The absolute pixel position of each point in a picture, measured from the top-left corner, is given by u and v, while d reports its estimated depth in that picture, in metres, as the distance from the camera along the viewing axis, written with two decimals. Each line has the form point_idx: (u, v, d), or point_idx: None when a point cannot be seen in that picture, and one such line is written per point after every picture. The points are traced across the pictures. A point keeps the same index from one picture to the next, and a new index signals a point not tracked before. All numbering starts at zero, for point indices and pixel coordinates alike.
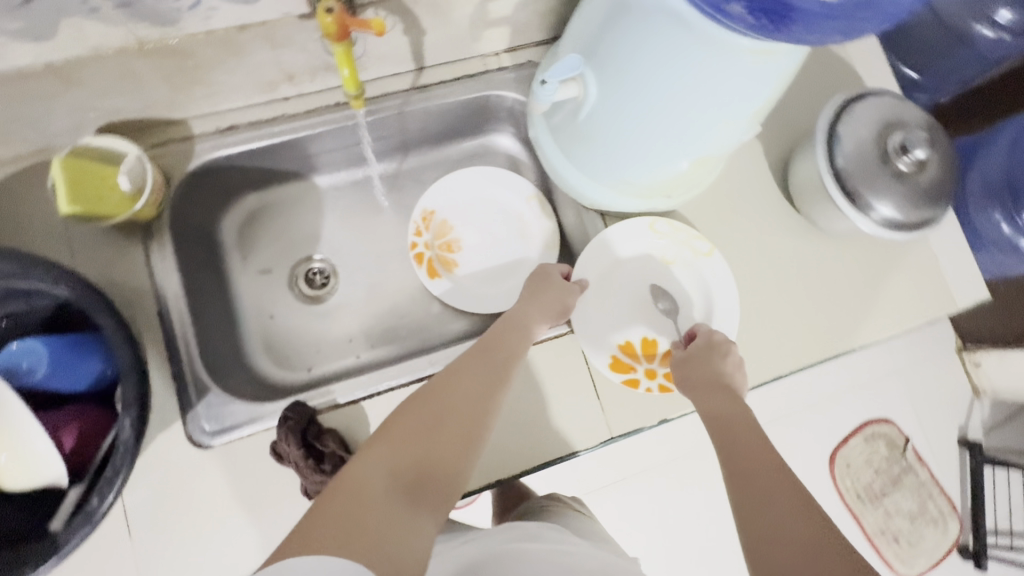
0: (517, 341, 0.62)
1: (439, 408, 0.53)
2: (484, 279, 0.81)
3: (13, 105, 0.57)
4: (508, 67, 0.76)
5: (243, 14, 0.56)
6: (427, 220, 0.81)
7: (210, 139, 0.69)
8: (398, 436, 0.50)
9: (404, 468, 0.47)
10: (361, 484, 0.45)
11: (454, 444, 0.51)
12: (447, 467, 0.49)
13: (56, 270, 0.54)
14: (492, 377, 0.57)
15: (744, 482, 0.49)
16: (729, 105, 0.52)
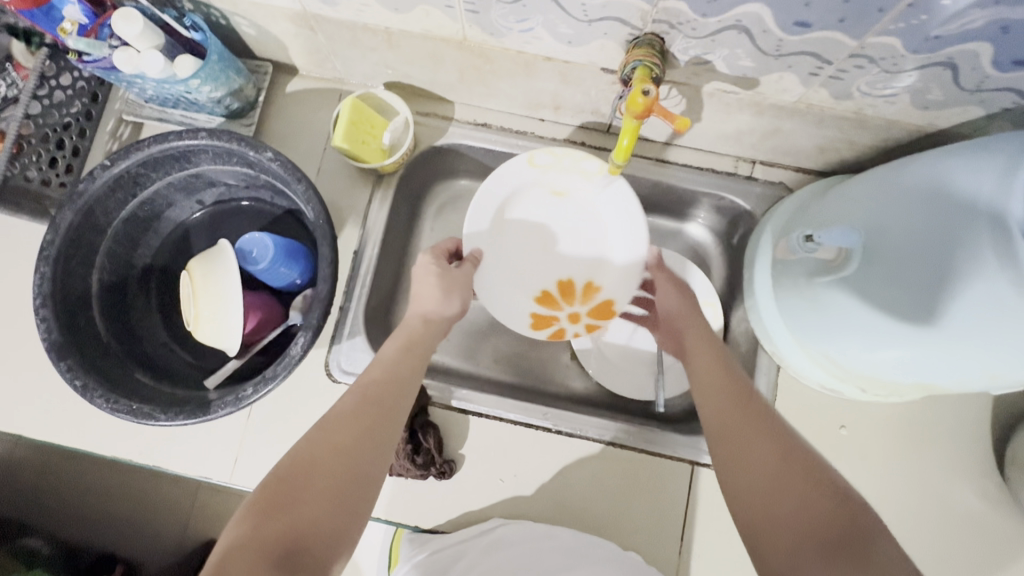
0: (401, 371, 0.56)
1: (324, 443, 0.48)
2: (622, 356, 0.80)
3: (342, 43, 0.65)
4: (757, 180, 0.72)
5: (558, 50, 0.58)
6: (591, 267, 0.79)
7: (463, 127, 0.74)
8: (285, 480, 0.45)
9: (273, 535, 0.42)
10: (254, 541, 0.41)
11: (329, 493, 0.45)
12: (329, 525, 0.44)
13: (310, 192, 0.60)
14: (381, 407, 0.52)
15: (740, 452, 0.49)
16: (1001, 355, 0.46)
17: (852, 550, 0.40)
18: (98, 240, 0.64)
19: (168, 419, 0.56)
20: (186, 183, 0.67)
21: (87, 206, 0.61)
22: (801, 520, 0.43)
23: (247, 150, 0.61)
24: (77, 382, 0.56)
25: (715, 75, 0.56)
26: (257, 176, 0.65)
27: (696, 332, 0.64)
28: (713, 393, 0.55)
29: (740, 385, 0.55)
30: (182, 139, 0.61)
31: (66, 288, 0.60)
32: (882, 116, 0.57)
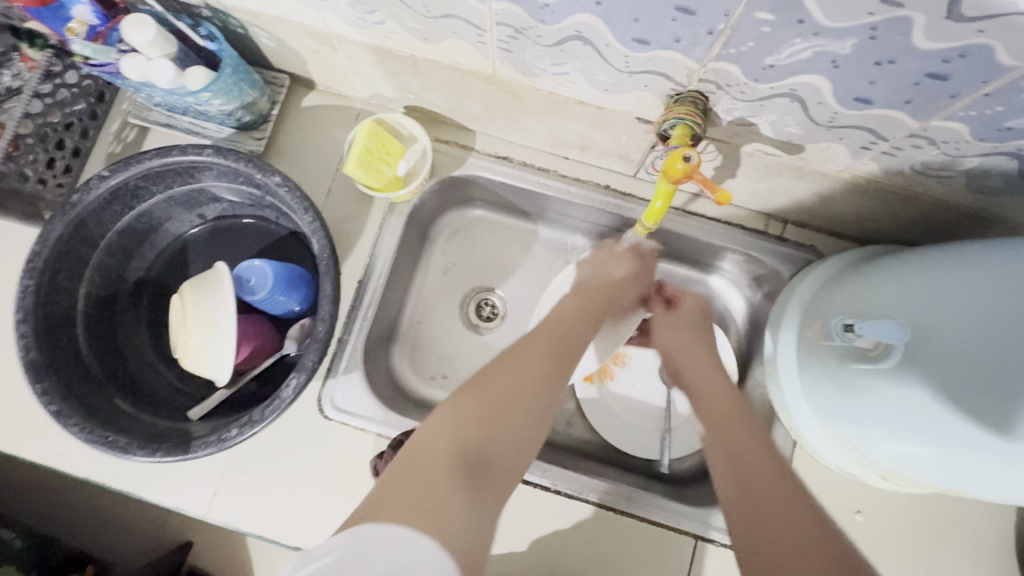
0: (562, 313, 0.58)
1: (472, 395, 0.45)
2: (629, 409, 0.77)
3: (365, 65, 0.62)
4: (787, 240, 0.69)
5: (593, 96, 0.55)
6: None
7: (483, 158, 0.71)
8: (459, 424, 0.43)
9: (478, 436, 0.43)
10: (421, 458, 0.40)
11: (518, 426, 0.45)
12: (518, 460, 0.44)
13: (318, 223, 0.57)
14: (560, 366, 0.51)
15: (736, 448, 0.48)
16: None
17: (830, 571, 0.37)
18: (89, 252, 0.60)
19: (145, 454, 0.53)
20: (188, 199, 0.64)
21: (80, 218, 0.57)
22: (798, 548, 0.38)
23: (254, 172, 0.58)
24: (51, 410, 0.53)
25: (757, 137, 0.53)
26: (262, 196, 0.62)
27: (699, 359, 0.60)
28: (733, 429, 0.50)
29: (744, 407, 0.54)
30: (187, 154, 0.57)
31: (50, 303, 0.56)
32: (933, 194, 0.54)
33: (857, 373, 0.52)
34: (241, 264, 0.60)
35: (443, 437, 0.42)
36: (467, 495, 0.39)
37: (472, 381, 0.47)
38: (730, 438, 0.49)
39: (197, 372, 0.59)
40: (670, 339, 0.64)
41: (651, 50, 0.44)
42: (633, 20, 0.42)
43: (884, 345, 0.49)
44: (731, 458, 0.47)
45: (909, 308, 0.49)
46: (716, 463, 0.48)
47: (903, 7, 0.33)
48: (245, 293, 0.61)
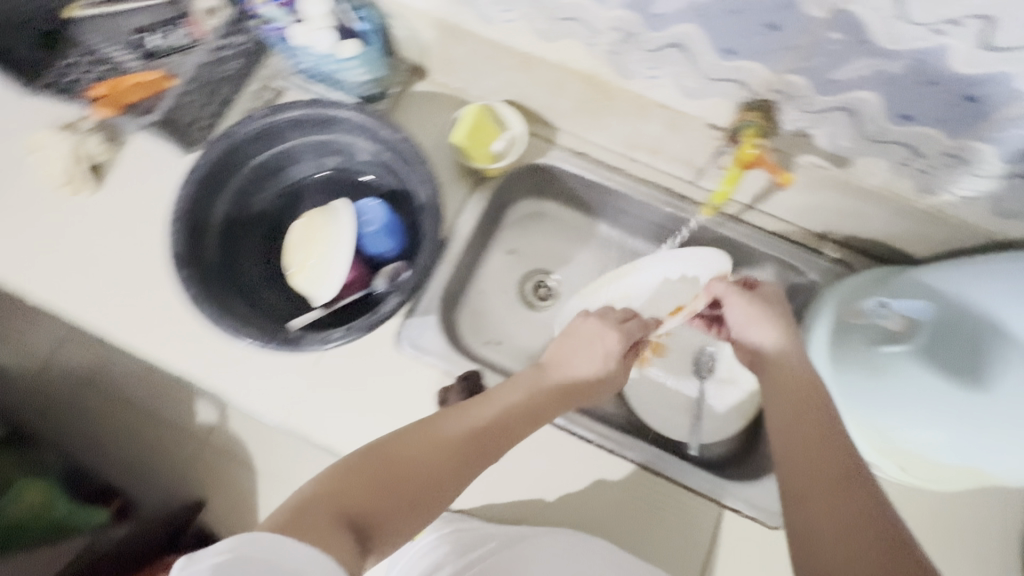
0: (511, 406, 0.57)
1: (407, 438, 0.49)
2: (664, 393, 0.83)
3: (482, 58, 0.74)
4: (824, 253, 0.78)
5: (675, 100, 0.65)
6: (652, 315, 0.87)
7: (562, 151, 0.82)
8: (430, 453, 0.48)
9: (356, 497, 0.44)
10: (388, 461, 0.47)
11: (424, 474, 0.47)
12: (397, 530, 0.44)
13: (431, 175, 0.67)
14: (454, 454, 0.49)
15: (834, 505, 0.44)
16: None
17: None
18: (230, 178, 0.71)
19: (260, 344, 0.61)
20: (316, 147, 0.75)
21: (233, 145, 0.68)
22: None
23: (382, 129, 0.69)
24: (188, 294, 0.62)
25: (812, 148, 0.63)
26: (381, 151, 0.73)
27: (784, 371, 0.55)
28: (834, 509, 0.43)
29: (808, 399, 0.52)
30: (330, 108, 0.69)
31: (196, 211, 0.67)
32: (959, 215, 0.63)
33: (887, 354, 0.60)
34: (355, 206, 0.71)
35: (452, 429, 0.51)
36: (447, 472, 0.48)
37: (427, 423, 0.51)
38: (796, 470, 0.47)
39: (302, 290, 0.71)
40: (770, 344, 0.59)
41: (736, 60, 0.55)
42: (727, 32, 0.52)
43: (910, 323, 0.60)
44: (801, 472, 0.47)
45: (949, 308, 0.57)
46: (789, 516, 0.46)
47: (948, 36, 0.44)
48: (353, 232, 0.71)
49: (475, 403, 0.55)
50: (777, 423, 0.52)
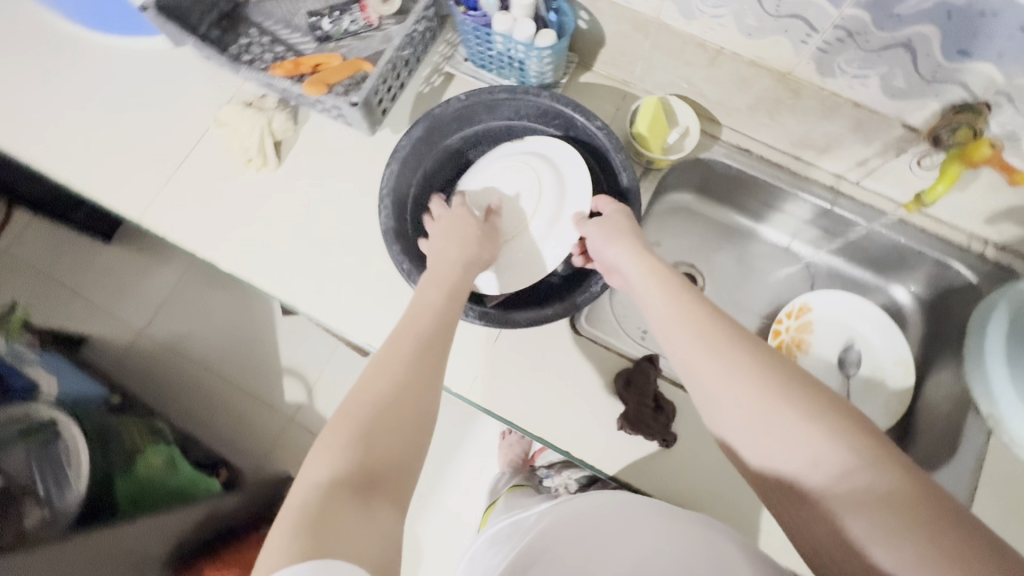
0: (424, 299, 0.57)
1: (346, 410, 0.46)
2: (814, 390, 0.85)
3: (666, 53, 0.76)
4: (988, 259, 0.79)
5: (873, 100, 0.67)
6: (798, 311, 0.88)
7: (725, 147, 0.84)
8: (353, 446, 0.43)
9: (352, 464, 0.42)
10: (366, 413, 0.45)
11: (371, 421, 0.45)
12: (397, 463, 0.44)
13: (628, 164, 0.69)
14: (406, 372, 0.49)
15: (769, 425, 0.42)
16: None
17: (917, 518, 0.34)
18: (425, 156, 0.73)
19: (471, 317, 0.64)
20: (500, 132, 0.78)
21: (435, 126, 0.72)
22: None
23: (579, 116, 0.71)
24: (404, 265, 0.65)
25: (1014, 152, 0.64)
26: (567, 139, 0.75)
27: (698, 327, 0.49)
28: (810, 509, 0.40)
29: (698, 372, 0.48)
30: (529, 93, 0.71)
31: (400, 187, 0.70)
32: None
33: None
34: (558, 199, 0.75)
35: (364, 413, 0.45)
36: (369, 426, 0.44)
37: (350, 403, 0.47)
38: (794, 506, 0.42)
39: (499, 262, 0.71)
40: (741, 443, 0.45)
41: (967, 61, 0.57)
42: (971, 32, 0.54)
43: None
44: (764, 432, 0.42)
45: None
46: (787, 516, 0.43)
47: None
48: None
49: (366, 381, 0.49)
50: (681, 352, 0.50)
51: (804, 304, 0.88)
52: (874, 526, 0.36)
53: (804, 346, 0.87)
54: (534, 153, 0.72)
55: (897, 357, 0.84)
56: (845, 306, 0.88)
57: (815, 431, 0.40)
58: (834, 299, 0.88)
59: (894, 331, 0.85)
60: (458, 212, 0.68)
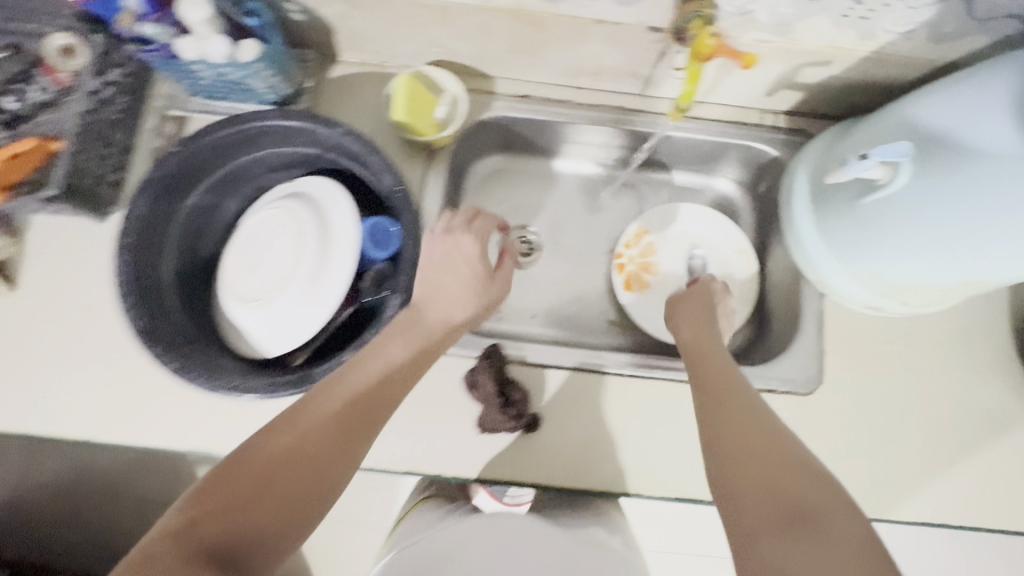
0: (390, 365, 0.55)
1: (274, 434, 0.49)
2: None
3: (396, 21, 0.68)
4: (782, 128, 0.79)
5: (611, 12, 0.62)
6: (637, 237, 0.87)
7: (506, 99, 0.78)
8: (226, 497, 0.45)
9: (217, 531, 0.43)
10: (270, 462, 0.47)
11: (269, 502, 0.46)
12: (287, 527, 0.46)
13: (388, 162, 0.62)
14: (354, 429, 0.51)
15: (734, 452, 0.52)
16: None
17: (816, 524, 0.45)
18: (166, 228, 0.63)
19: (271, 392, 0.57)
20: (249, 168, 0.68)
21: (160, 193, 0.61)
22: (773, 501, 0.47)
23: (316, 126, 0.63)
24: (172, 366, 0.56)
25: (755, 24, 0.62)
26: (322, 153, 0.67)
27: (718, 362, 0.62)
28: (722, 414, 0.56)
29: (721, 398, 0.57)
30: (252, 119, 0.62)
31: (144, 275, 0.60)
32: (901, 54, 0.65)
33: (869, 200, 0.61)
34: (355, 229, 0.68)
35: (250, 465, 0.47)
36: (240, 506, 0.45)
37: (240, 456, 0.47)
38: (722, 412, 0.56)
39: (257, 317, 0.62)
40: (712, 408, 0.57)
41: None
42: None
43: (892, 168, 0.57)
44: (741, 470, 0.50)
45: (915, 133, 0.59)
46: (707, 413, 0.57)
47: None
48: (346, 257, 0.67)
49: (292, 418, 0.50)
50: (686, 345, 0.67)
51: (638, 229, 0.87)
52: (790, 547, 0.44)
53: (651, 268, 0.86)
54: (293, 194, 0.64)
55: (735, 248, 0.85)
56: (674, 216, 0.87)
57: (805, 472, 0.49)
58: (663, 212, 0.87)
59: (724, 224, 0.86)
60: (246, 274, 0.63)
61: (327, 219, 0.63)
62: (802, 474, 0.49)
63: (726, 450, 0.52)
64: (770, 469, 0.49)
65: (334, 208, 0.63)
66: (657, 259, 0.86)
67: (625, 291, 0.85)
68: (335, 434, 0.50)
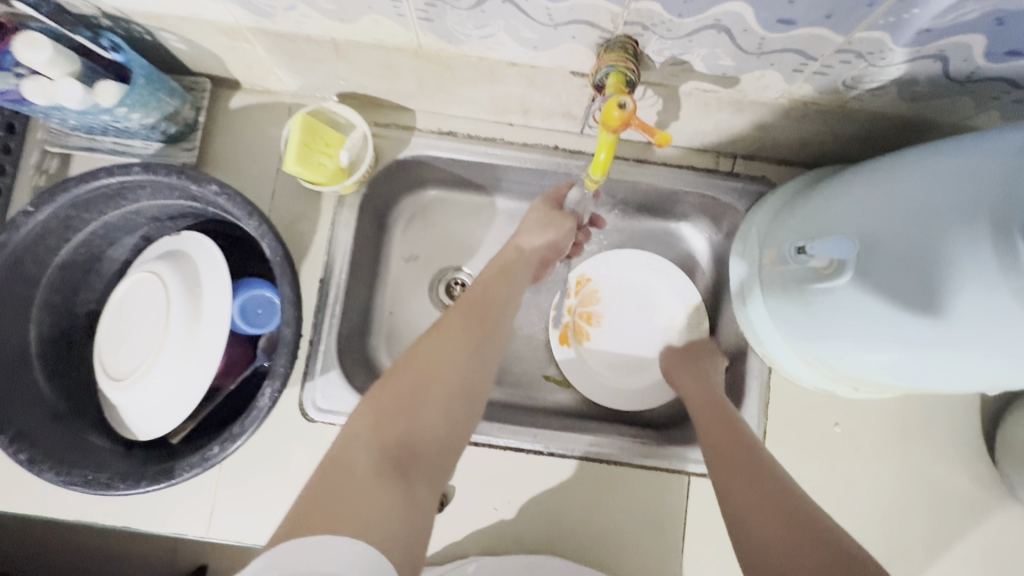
0: (491, 291, 0.60)
1: (400, 372, 0.50)
2: (616, 365, 0.77)
3: (288, 55, 0.59)
4: (740, 174, 0.70)
5: (524, 56, 0.53)
6: (580, 284, 0.79)
7: (427, 136, 0.69)
8: (361, 448, 0.44)
9: (394, 436, 0.46)
10: (426, 386, 0.50)
11: (402, 424, 0.46)
12: (449, 433, 0.49)
13: (266, 226, 0.55)
14: (476, 341, 0.54)
15: (756, 526, 0.48)
16: (982, 365, 0.45)
17: None
18: (30, 291, 0.58)
19: (129, 487, 0.52)
20: (125, 220, 0.61)
21: (12, 258, 0.55)
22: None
23: (188, 184, 0.55)
24: (18, 457, 0.51)
25: (693, 74, 0.53)
26: (203, 207, 0.60)
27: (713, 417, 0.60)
28: (744, 493, 0.51)
29: (731, 452, 0.55)
30: (114, 175, 0.55)
31: None
32: (868, 108, 0.55)
33: (813, 290, 0.52)
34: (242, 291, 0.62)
35: (360, 450, 0.44)
36: (384, 471, 0.43)
37: (376, 403, 0.48)
38: (728, 475, 0.54)
39: (130, 401, 0.56)
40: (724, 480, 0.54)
41: None
42: None
43: (838, 262, 0.50)
44: (761, 518, 0.49)
45: (869, 217, 0.49)
46: (731, 489, 0.52)
47: None
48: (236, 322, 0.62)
49: (419, 354, 0.52)
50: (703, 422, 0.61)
51: (581, 276, 0.79)
52: None
53: (594, 319, 0.79)
54: (170, 252, 0.59)
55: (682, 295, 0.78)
56: (621, 261, 0.79)
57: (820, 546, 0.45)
58: (608, 257, 0.79)
59: (672, 272, 0.78)
60: (119, 352, 0.57)
61: (201, 282, 0.57)
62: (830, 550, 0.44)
63: (745, 511, 0.50)
64: (782, 552, 0.45)
65: (209, 270, 0.58)
66: (601, 309, 0.79)
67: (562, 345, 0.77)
68: (450, 390, 0.50)
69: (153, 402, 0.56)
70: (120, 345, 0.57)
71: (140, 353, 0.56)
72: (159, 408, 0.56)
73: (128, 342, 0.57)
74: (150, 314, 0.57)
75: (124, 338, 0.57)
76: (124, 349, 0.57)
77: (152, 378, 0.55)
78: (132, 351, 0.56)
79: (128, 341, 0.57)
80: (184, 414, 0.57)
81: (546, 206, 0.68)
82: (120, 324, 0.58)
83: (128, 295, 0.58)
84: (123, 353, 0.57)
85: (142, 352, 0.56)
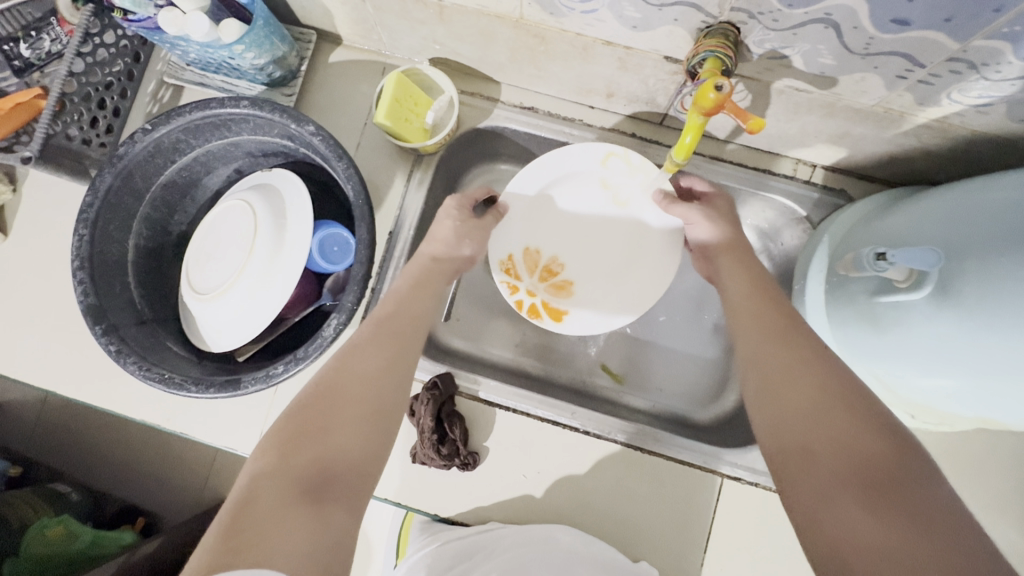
0: (419, 308, 0.56)
1: (319, 391, 0.46)
2: (603, 277, 0.72)
3: (393, 14, 0.63)
4: (816, 184, 0.69)
5: (621, 36, 0.54)
6: (512, 262, 0.71)
7: (508, 109, 0.72)
8: (271, 477, 0.40)
9: (307, 460, 0.41)
10: (339, 402, 0.45)
11: (317, 448, 0.42)
12: (370, 448, 0.45)
13: (352, 170, 0.57)
14: (394, 354, 0.51)
15: (790, 409, 0.42)
16: None
17: (887, 498, 0.34)
18: (136, 204, 0.63)
19: (199, 391, 0.56)
20: (224, 151, 0.66)
21: (126, 170, 0.59)
22: (839, 460, 0.37)
23: (288, 123, 0.59)
24: (108, 349, 0.55)
25: (789, 71, 0.52)
26: (297, 146, 0.63)
27: (735, 264, 0.57)
28: (775, 364, 0.45)
29: (780, 337, 0.47)
30: (225, 106, 0.59)
31: (104, 252, 0.59)
32: (970, 126, 0.53)
33: (886, 302, 0.51)
34: (321, 231, 0.67)
35: (270, 474, 0.40)
36: (297, 495, 0.39)
37: (290, 423, 0.44)
38: (767, 363, 0.46)
39: (208, 318, 0.61)
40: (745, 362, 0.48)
41: None
42: None
43: (917, 275, 0.48)
44: (793, 405, 0.42)
45: (963, 236, 0.47)
46: (749, 357, 0.48)
47: None
48: (316, 259, 0.66)
49: (337, 371, 0.48)
50: (734, 297, 0.54)
51: (506, 259, 0.70)
52: (860, 524, 0.34)
53: (556, 268, 0.72)
54: (259, 184, 0.64)
55: (610, 161, 0.68)
56: (526, 207, 0.71)
57: (869, 432, 0.38)
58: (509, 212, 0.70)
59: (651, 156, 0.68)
60: (200, 267, 0.62)
61: (283, 217, 0.61)
62: (867, 429, 0.38)
63: (782, 402, 0.43)
64: (808, 428, 0.40)
65: (294, 207, 0.61)
66: (554, 258, 0.72)
67: (558, 321, 0.70)
68: (369, 404, 0.46)
69: (226, 325, 0.61)
70: (204, 261, 0.62)
71: (218, 270, 0.61)
72: (230, 327, 0.61)
73: (209, 258, 0.62)
74: (235, 237, 0.61)
75: (208, 255, 0.62)
76: (205, 263, 0.62)
77: (225, 299, 0.60)
78: (213, 267, 0.61)
79: (210, 258, 0.62)
80: (252, 335, 0.61)
81: (459, 208, 0.66)
82: (205, 241, 0.63)
83: (217, 216, 0.63)
84: (205, 268, 0.62)
85: (219, 276, 0.61)
